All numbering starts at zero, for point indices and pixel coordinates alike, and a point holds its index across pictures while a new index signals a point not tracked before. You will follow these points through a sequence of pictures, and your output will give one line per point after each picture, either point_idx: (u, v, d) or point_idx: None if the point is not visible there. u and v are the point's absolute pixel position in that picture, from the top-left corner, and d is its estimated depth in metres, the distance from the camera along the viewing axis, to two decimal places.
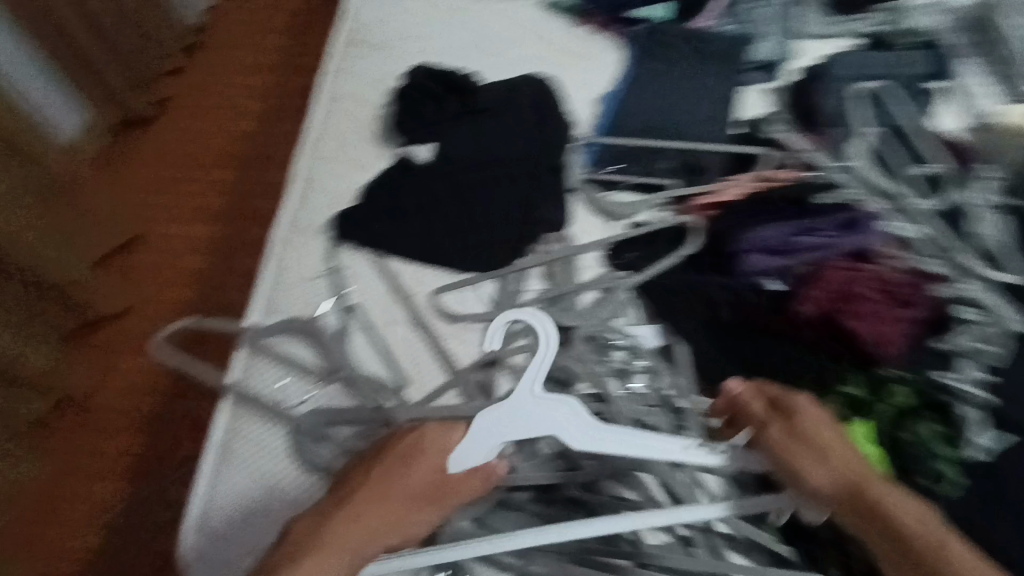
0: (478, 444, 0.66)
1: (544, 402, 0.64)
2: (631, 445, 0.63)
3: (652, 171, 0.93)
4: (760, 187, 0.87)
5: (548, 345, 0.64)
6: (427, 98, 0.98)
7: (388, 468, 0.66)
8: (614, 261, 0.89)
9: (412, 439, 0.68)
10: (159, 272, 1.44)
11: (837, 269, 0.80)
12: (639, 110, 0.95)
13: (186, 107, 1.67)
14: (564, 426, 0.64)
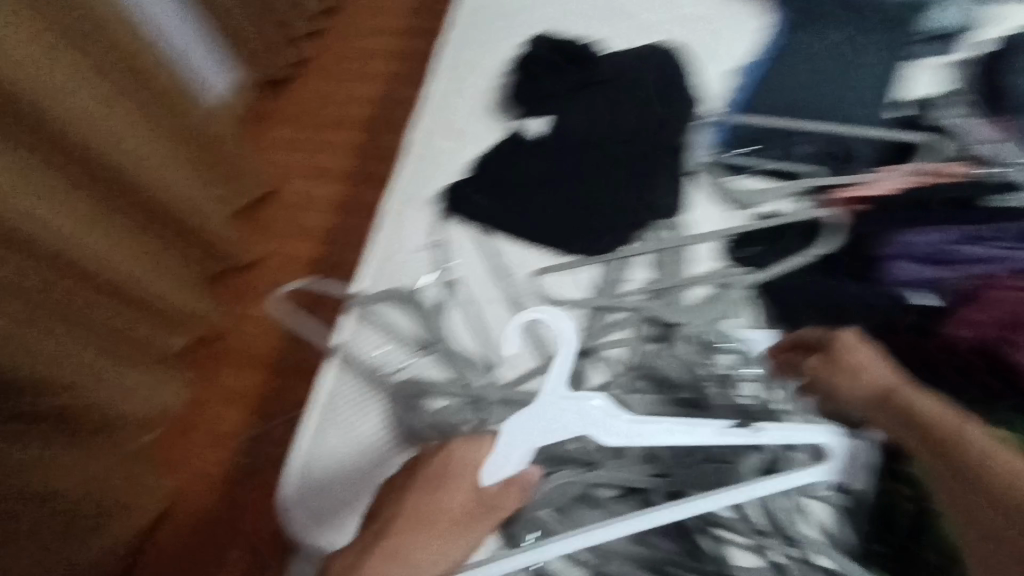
0: (508, 454, 0.54)
1: (570, 405, 0.53)
2: (667, 435, 0.56)
3: (789, 156, 0.81)
4: (924, 181, 0.68)
5: (567, 349, 0.50)
6: (546, 67, 0.92)
7: (426, 486, 0.54)
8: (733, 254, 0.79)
9: (438, 460, 0.54)
10: (298, 231, 1.45)
11: (1007, 289, 0.62)
12: (782, 87, 0.84)
13: (324, 67, 1.66)
14: (595, 423, 0.54)
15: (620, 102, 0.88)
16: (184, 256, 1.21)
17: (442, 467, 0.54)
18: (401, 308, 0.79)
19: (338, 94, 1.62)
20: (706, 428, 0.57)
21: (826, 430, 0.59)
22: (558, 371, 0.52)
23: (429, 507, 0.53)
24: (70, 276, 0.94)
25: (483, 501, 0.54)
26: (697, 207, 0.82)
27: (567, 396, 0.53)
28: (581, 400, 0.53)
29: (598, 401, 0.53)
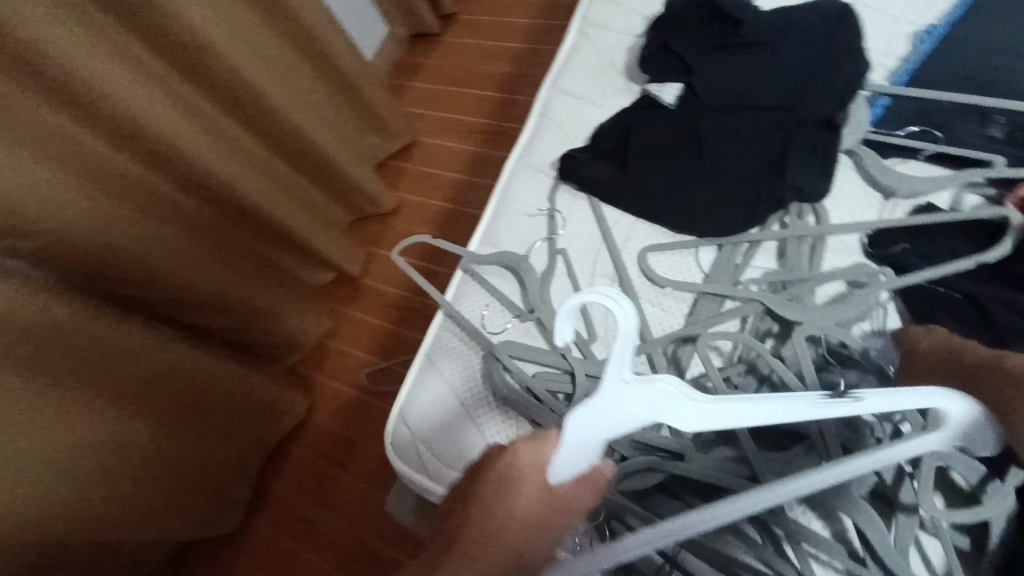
0: (574, 448, 0.48)
1: (636, 389, 0.48)
2: (753, 412, 0.48)
3: (972, 141, 0.69)
4: None
5: (627, 337, 0.45)
6: (690, 24, 0.83)
7: (490, 488, 0.46)
8: (872, 251, 0.70)
9: (504, 459, 0.47)
10: (429, 182, 1.52)
11: None
12: (974, 54, 0.70)
13: (469, 21, 1.68)
14: (671, 409, 0.48)
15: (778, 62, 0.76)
16: (326, 201, 1.33)
17: (505, 469, 0.46)
18: (507, 272, 0.81)
19: (480, 49, 1.64)
20: (797, 397, 0.48)
21: (956, 395, 0.47)
22: (616, 360, 0.46)
23: (501, 509, 0.45)
24: (224, 210, 1.09)
25: (555, 506, 0.47)
26: (841, 194, 0.73)
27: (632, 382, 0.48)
28: (650, 384, 0.47)
29: (669, 385, 0.47)
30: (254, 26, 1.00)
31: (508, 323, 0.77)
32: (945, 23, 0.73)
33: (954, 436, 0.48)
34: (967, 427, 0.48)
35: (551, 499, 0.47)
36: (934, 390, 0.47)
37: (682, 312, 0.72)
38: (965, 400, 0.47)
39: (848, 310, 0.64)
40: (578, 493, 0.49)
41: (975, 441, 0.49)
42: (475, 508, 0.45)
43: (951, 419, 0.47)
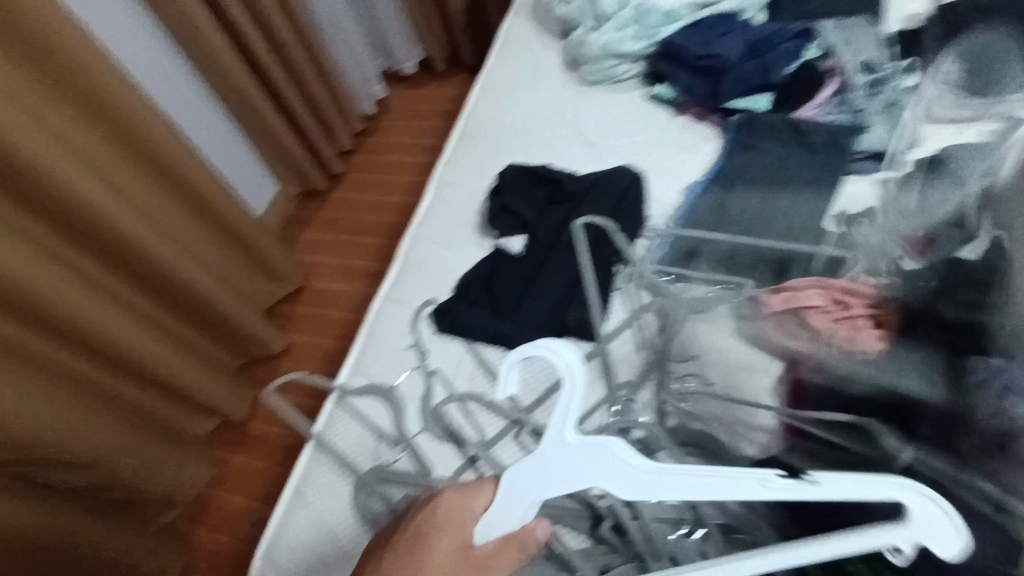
0: (511, 502, 0.48)
1: (580, 452, 0.46)
2: (689, 489, 0.44)
3: (729, 268, 0.87)
4: (815, 288, 0.74)
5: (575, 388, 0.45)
6: (522, 186, 1.02)
7: (412, 541, 0.48)
8: (706, 327, 0.83)
9: (428, 511, 0.49)
10: (321, 323, 1.59)
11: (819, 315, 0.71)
12: (723, 205, 0.93)
13: (357, 181, 1.88)
14: (611, 475, 0.45)
15: (596, 211, 0.95)
16: (215, 345, 1.36)
17: (429, 516, 0.48)
18: (377, 400, 0.87)
19: (366, 202, 1.82)
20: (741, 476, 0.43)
21: (904, 485, 0.41)
22: (562, 411, 0.45)
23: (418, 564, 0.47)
24: (103, 365, 1.10)
25: (474, 561, 0.47)
26: (620, 315, 0.88)
27: (576, 443, 0.46)
28: (594, 445, 0.45)
29: (616, 446, 0.45)
30: (136, 191, 1.11)
31: (379, 448, 0.82)
32: (701, 182, 0.99)
33: (917, 535, 0.42)
34: (927, 524, 0.41)
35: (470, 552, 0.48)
36: (884, 479, 0.42)
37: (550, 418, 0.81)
38: (927, 498, 0.41)
39: (687, 343, 0.82)
40: (506, 553, 0.48)
41: (941, 542, 0.41)
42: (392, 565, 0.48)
43: (909, 513, 0.42)
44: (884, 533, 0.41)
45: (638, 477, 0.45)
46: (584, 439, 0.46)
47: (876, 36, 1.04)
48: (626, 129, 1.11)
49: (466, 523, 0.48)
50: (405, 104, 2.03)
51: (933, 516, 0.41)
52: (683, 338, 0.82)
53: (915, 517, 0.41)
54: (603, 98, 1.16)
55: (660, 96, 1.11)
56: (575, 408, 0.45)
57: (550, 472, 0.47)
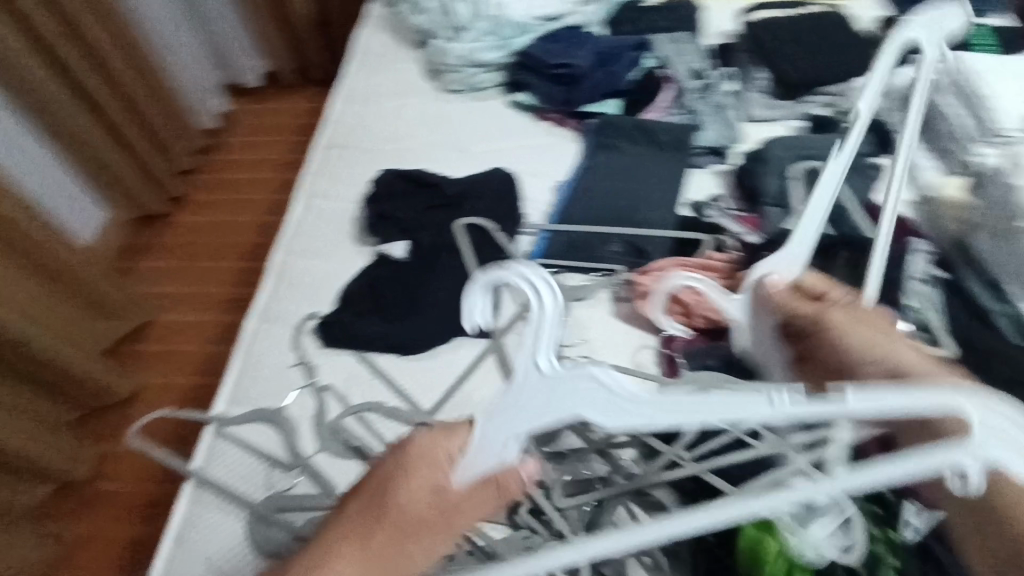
0: (486, 441, 0.42)
1: (562, 382, 0.40)
2: (689, 415, 0.38)
3: (603, 256, 0.93)
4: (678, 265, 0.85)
5: (552, 319, 0.41)
6: (397, 192, 1.01)
7: (373, 484, 0.44)
8: (588, 313, 0.89)
9: (397, 451, 0.44)
10: (175, 359, 1.43)
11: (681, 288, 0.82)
12: (590, 200, 1.00)
13: (202, 203, 1.72)
14: (601, 405, 0.39)
15: (475, 212, 0.97)
16: (44, 399, 1.16)
17: (397, 456, 0.44)
18: (264, 425, 0.80)
19: (215, 224, 1.67)
20: (744, 398, 0.37)
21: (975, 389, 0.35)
22: (535, 339, 0.41)
23: (383, 511, 0.43)
24: None
25: (445, 506, 0.43)
26: (510, 310, 0.90)
27: (553, 373, 0.40)
28: (573, 374, 0.40)
29: (595, 373, 0.39)
30: None
31: (272, 476, 0.76)
32: (568, 181, 1.05)
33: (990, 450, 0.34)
34: (994, 432, 0.34)
35: (437, 499, 0.43)
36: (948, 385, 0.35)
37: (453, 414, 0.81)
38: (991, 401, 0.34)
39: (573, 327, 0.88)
40: (481, 499, 0.43)
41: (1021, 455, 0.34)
42: (352, 520, 0.44)
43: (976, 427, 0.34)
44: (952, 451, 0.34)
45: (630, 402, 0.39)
46: (556, 372, 0.40)
47: (698, 48, 1.19)
48: (493, 135, 1.14)
49: (437, 468, 0.43)
50: (251, 119, 1.91)
51: (999, 424, 0.34)
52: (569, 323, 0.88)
53: (981, 427, 0.34)
54: (467, 106, 1.19)
55: (522, 102, 1.17)
56: (549, 338, 0.41)
57: (530, 405, 0.41)
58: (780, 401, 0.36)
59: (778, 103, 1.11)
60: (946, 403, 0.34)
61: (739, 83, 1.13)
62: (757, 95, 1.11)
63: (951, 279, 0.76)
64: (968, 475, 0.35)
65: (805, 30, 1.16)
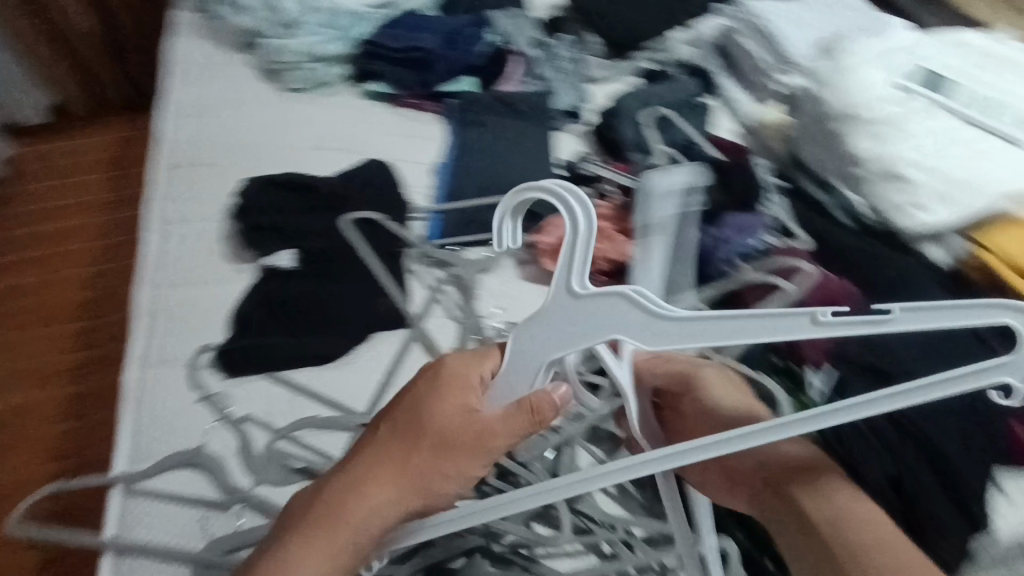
0: (523, 364, 0.51)
1: (590, 305, 0.47)
2: (717, 335, 0.44)
3: (497, 225, 0.96)
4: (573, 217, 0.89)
5: (580, 246, 0.46)
6: (268, 201, 0.95)
7: (408, 410, 0.53)
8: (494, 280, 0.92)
9: (433, 373, 0.53)
10: (20, 448, 1.21)
11: None
12: (469, 174, 1.02)
13: (6, 264, 1.45)
14: (628, 325, 0.46)
15: (359, 206, 0.94)
16: None
17: (433, 376, 0.53)
18: (186, 472, 0.72)
19: (32, 285, 1.43)
20: (790, 317, 0.43)
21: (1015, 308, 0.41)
22: (566, 265, 0.47)
23: (422, 431, 0.51)
24: None
25: (475, 423, 0.52)
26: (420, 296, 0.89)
27: (585, 297, 0.47)
28: (600, 297, 0.47)
29: (624, 297, 0.46)
30: None
31: (209, 521, 0.69)
32: (443, 160, 1.06)
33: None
34: None
35: (473, 418, 0.52)
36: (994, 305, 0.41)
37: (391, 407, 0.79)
38: None
39: (485, 297, 0.91)
40: (515, 419, 0.51)
41: None
42: (391, 442, 0.52)
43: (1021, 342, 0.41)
44: (994, 366, 0.40)
45: (651, 321, 0.46)
46: (587, 296, 0.47)
47: (531, 19, 1.25)
48: (354, 127, 1.11)
49: (471, 389, 0.52)
50: (47, 159, 1.64)
51: None
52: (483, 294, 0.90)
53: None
54: (318, 102, 1.14)
55: (375, 92, 1.15)
56: (578, 264, 0.47)
57: (562, 328, 0.48)
58: (824, 318, 0.42)
59: (614, 62, 1.21)
60: (991, 320, 0.41)
61: (577, 48, 1.21)
62: (595, 57, 1.20)
63: (790, 185, 0.88)
64: (1013, 386, 0.41)
65: None
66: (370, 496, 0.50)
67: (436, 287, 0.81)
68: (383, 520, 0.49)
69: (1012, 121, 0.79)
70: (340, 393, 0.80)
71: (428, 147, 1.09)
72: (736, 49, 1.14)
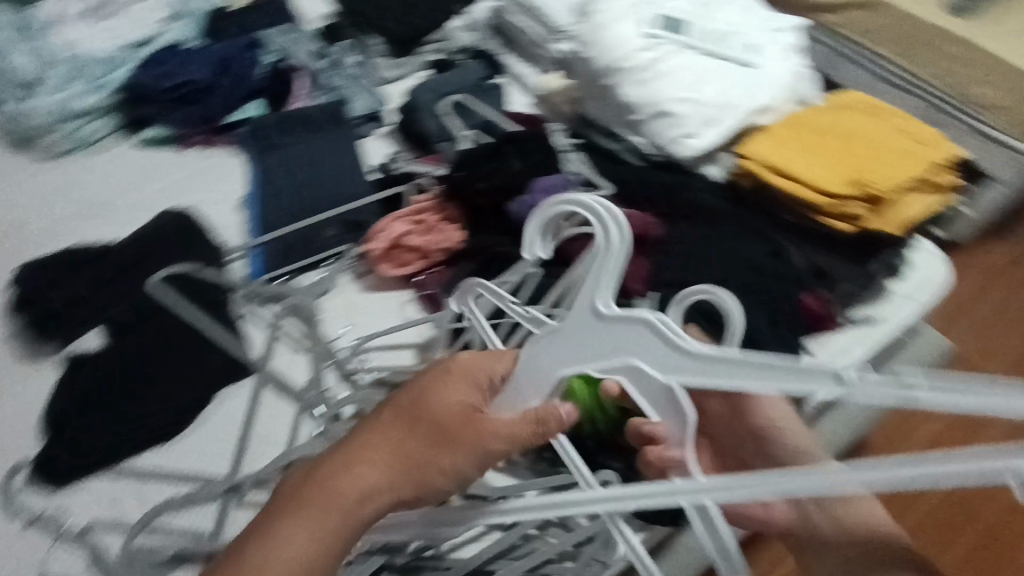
0: (534, 377, 0.56)
1: (608, 328, 0.51)
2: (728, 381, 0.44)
3: (322, 243, 0.93)
4: (397, 217, 0.87)
5: (612, 264, 0.51)
6: (55, 285, 0.84)
7: (408, 399, 0.54)
8: (333, 297, 0.89)
9: (439, 365, 0.55)
10: None
11: (405, 234, 0.87)
12: (280, 200, 0.97)
13: None
14: (644, 353, 0.49)
15: (165, 265, 0.87)
16: None
17: (439, 368, 0.55)
18: None
19: None
20: (810, 374, 0.40)
21: None
22: (593, 281, 0.52)
23: (420, 418, 0.52)
24: None
25: (474, 419, 0.53)
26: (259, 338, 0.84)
27: (607, 318, 0.51)
28: (618, 321, 0.51)
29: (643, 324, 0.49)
30: None
31: None
32: (249, 192, 1.00)
33: None
34: None
35: (473, 414, 0.53)
36: None
37: (255, 460, 0.74)
38: None
39: (328, 318, 0.87)
40: (517, 424, 0.53)
41: None
42: (388, 428, 0.52)
43: None
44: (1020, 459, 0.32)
45: (664, 352, 0.48)
46: (612, 317, 0.51)
47: (307, 34, 1.22)
48: (139, 181, 1.01)
49: (475, 388, 0.55)
50: None
51: None
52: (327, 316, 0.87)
53: None
54: (90, 165, 1.03)
55: (155, 139, 1.06)
56: (604, 285, 0.51)
57: (575, 346, 0.53)
58: (845, 378, 0.38)
59: (402, 60, 1.21)
60: None
61: (361, 53, 1.20)
62: (382, 58, 1.20)
63: (584, 141, 0.95)
64: None
65: None
66: (359, 475, 0.49)
67: (270, 324, 0.77)
68: (369, 503, 0.49)
69: (740, 47, 0.91)
70: (194, 464, 0.74)
71: (230, 182, 1.02)
72: (510, 27, 1.20)
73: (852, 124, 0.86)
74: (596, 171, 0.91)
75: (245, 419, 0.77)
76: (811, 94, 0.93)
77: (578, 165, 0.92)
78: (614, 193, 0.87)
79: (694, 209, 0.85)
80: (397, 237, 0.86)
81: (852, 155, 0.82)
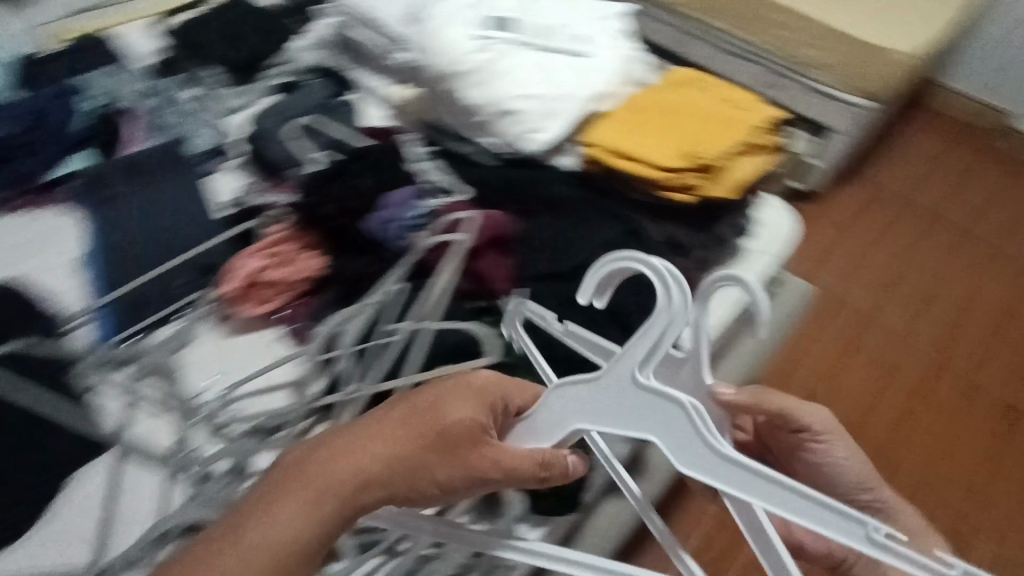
0: (547, 420, 0.51)
1: (640, 400, 0.47)
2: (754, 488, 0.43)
3: (175, 294, 0.87)
4: (252, 254, 0.83)
5: (669, 331, 0.46)
6: None
7: (421, 399, 0.45)
8: (195, 348, 0.84)
9: (462, 376, 0.49)
10: None
11: (261, 270, 0.82)
12: (123, 254, 0.90)
13: None
14: (671, 438, 0.46)
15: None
16: None
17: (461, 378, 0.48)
18: None
19: None
20: (849, 522, 0.41)
21: None
22: (637, 347, 0.46)
23: (432, 418, 0.44)
24: None
25: (481, 441, 0.46)
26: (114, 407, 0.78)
27: (642, 389, 0.46)
28: (656, 398, 0.46)
29: (681, 411, 0.45)
30: None
31: None
32: (87, 251, 0.92)
33: None
34: None
35: (481, 437, 0.46)
36: None
37: (125, 541, 0.68)
38: None
39: (190, 370, 0.82)
40: (524, 460, 0.48)
41: None
42: (396, 418, 0.44)
43: None
44: None
45: (695, 446, 0.45)
46: (647, 389, 0.46)
47: (134, 72, 1.14)
48: None
49: (486, 409, 0.48)
50: None
51: None
52: (188, 369, 0.81)
53: None
54: None
55: None
56: (652, 356, 0.46)
57: (596, 406, 0.49)
58: (875, 536, 0.40)
59: (244, 87, 1.15)
60: None
61: (197, 85, 1.13)
62: (221, 88, 1.14)
63: (437, 147, 0.95)
64: None
65: (222, 19, 1.21)
66: (353, 461, 0.40)
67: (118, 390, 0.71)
68: (354, 498, 0.40)
69: (569, 40, 0.94)
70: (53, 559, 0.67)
71: (63, 242, 0.94)
72: (353, 41, 1.18)
73: (682, 101, 0.90)
74: (451, 175, 0.90)
75: (106, 499, 0.70)
76: (645, 75, 0.97)
77: (432, 170, 0.91)
78: (474, 196, 0.86)
79: (549, 201, 0.87)
80: (253, 274, 0.81)
81: (685, 129, 0.86)
